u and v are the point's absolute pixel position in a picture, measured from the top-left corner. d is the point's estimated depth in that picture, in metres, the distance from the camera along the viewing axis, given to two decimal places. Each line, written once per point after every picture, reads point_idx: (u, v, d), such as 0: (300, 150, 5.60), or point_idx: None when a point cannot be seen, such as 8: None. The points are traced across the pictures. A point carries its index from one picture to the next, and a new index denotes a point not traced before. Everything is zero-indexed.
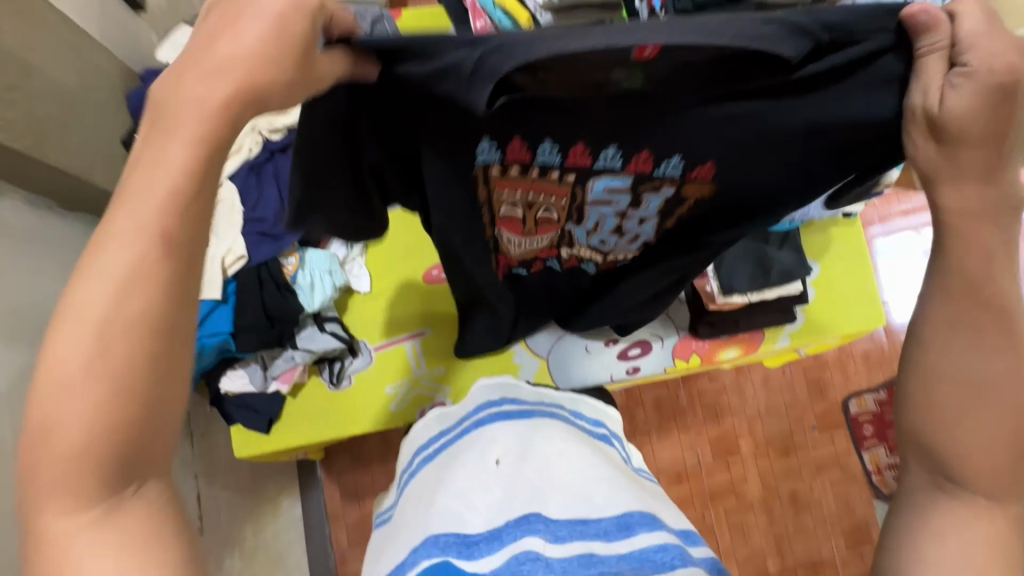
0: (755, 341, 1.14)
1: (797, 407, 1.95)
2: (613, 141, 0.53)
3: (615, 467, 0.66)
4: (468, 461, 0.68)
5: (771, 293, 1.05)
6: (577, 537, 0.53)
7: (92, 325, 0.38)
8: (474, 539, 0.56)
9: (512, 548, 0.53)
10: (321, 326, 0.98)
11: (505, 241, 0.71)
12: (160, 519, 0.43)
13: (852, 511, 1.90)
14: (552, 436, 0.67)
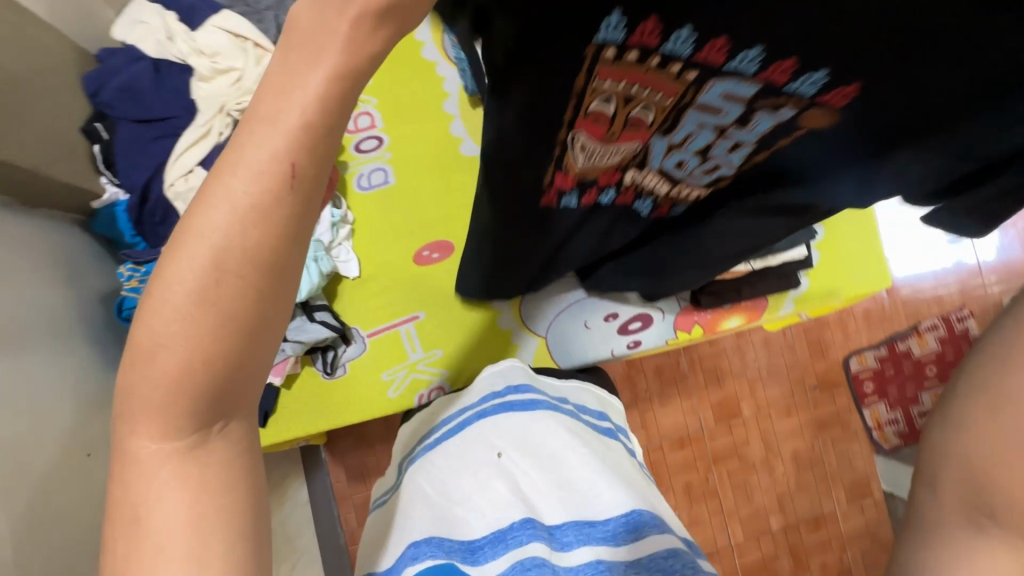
0: (758, 309, 1.11)
1: (797, 368, 1.95)
2: (764, 42, 0.35)
3: (619, 465, 0.67)
4: (470, 453, 0.66)
5: (776, 259, 1.02)
6: (583, 542, 0.56)
7: (213, 255, 0.36)
8: (478, 544, 0.57)
9: (517, 552, 0.54)
10: (310, 315, 0.96)
11: (576, 143, 0.53)
12: (236, 468, 0.43)
13: (853, 465, 1.94)
14: (559, 431, 0.66)
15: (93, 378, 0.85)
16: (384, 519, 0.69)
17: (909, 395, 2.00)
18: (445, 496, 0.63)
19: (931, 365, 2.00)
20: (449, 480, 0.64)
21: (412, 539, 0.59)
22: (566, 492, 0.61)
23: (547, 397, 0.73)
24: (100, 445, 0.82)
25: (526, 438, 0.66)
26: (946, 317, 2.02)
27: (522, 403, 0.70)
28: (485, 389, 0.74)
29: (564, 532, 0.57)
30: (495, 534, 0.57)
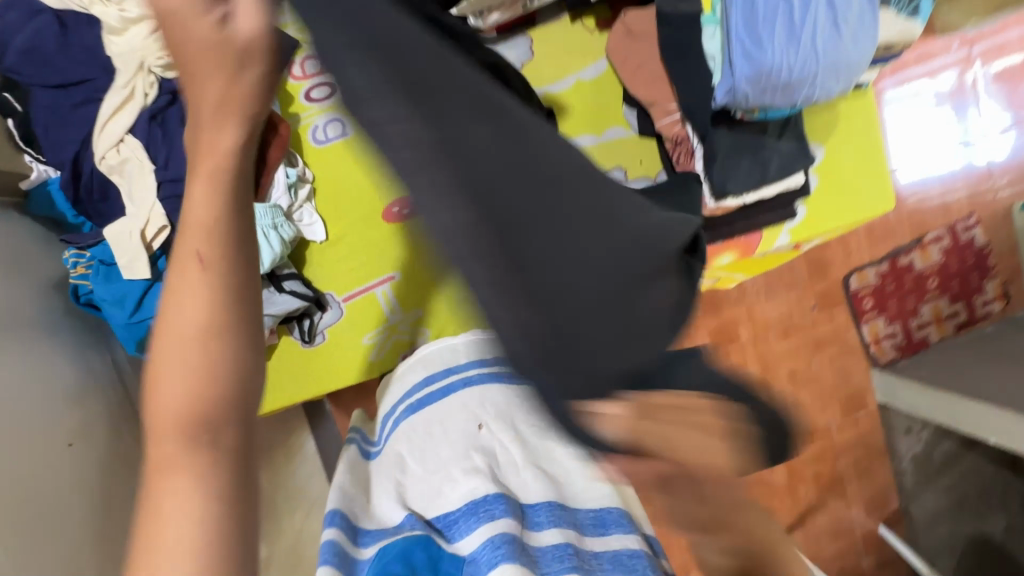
0: (751, 245, 1.05)
1: (797, 289, 1.93)
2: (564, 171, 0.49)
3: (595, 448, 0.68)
4: (451, 420, 0.65)
5: (771, 190, 0.93)
6: (553, 523, 0.58)
7: (175, 325, 0.37)
8: (453, 518, 0.58)
9: (489, 528, 0.54)
10: (279, 286, 0.91)
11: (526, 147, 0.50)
12: (227, 488, 0.35)
13: (850, 381, 1.98)
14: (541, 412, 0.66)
15: (62, 368, 0.83)
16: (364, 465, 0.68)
17: (908, 309, 2.00)
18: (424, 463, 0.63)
19: (932, 277, 1.99)
20: (428, 448, 0.64)
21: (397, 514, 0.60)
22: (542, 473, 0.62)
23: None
24: (82, 434, 0.81)
25: (509, 413, 0.65)
26: (953, 227, 1.97)
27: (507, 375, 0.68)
28: (473, 353, 0.71)
29: (538, 512, 0.58)
30: (471, 506, 0.57)
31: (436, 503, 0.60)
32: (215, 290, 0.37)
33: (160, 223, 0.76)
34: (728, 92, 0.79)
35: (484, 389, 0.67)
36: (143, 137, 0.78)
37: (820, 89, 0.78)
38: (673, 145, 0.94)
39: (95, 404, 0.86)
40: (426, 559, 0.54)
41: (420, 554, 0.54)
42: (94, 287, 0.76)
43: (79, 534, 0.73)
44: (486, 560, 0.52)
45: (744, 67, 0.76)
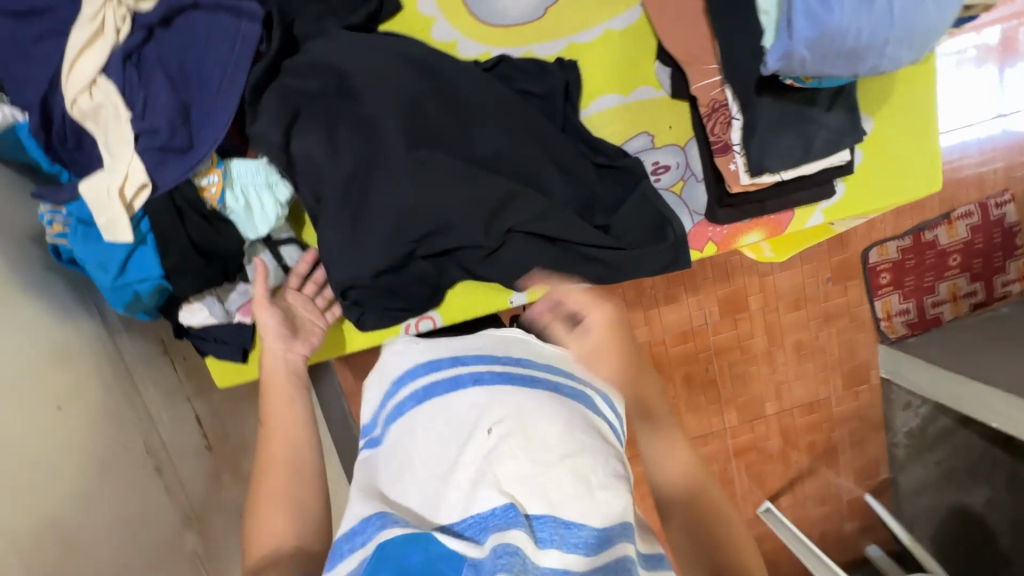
0: (781, 223, 0.98)
1: (813, 261, 1.86)
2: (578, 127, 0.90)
3: (625, 457, 0.59)
4: (459, 418, 0.59)
5: (811, 167, 0.86)
6: (558, 542, 0.50)
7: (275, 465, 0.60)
8: (459, 528, 0.53)
9: (495, 538, 0.49)
10: (275, 252, 0.84)
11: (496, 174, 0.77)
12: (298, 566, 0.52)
13: (855, 354, 1.95)
14: (558, 414, 0.57)
15: (48, 327, 0.79)
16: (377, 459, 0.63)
17: (925, 285, 1.93)
18: (434, 463, 0.58)
19: (955, 254, 1.90)
20: (434, 447, 0.59)
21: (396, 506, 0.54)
22: (550, 480, 0.52)
23: (549, 373, 0.64)
24: (71, 396, 0.80)
25: (518, 411, 0.57)
26: (983, 203, 1.87)
27: (520, 375, 0.62)
28: (484, 349, 0.67)
29: (542, 524, 0.51)
30: (475, 519, 0.52)
31: (445, 511, 0.54)
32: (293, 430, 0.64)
33: (139, 180, 0.69)
34: (782, 57, 0.67)
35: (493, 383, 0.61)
36: (118, 79, 0.70)
37: (887, 59, 0.66)
38: (708, 111, 0.86)
39: (83, 364, 0.84)
40: (421, 562, 0.49)
41: (416, 557, 0.49)
42: (72, 247, 0.71)
43: (66, 498, 0.74)
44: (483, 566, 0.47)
45: (805, 28, 0.64)
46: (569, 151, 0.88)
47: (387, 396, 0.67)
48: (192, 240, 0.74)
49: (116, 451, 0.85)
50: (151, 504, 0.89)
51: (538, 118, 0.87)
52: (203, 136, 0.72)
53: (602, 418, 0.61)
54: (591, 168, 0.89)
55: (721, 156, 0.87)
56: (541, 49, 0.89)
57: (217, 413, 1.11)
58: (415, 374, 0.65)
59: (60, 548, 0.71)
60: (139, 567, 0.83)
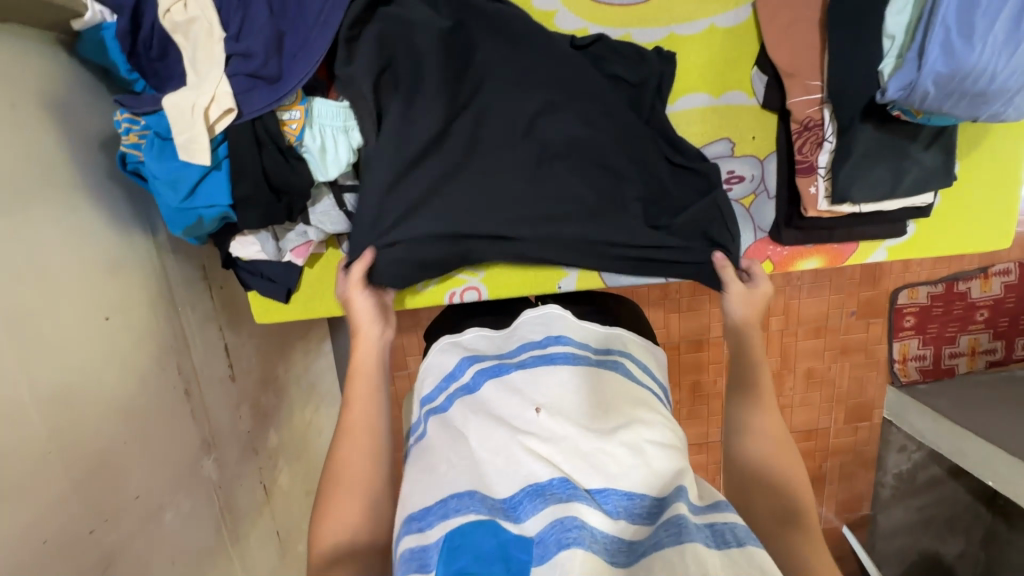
0: (842, 254, 0.96)
1: (842, 292, 1.84)
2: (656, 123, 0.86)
3: (673, 427, 0.68)
4: (508, 404, 0.66)
5: (892, 205, 0.84)
6: (623, 514, 0.58)
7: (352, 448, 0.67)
8: (518, 499, 0.59)
9: (557, 509, 0.56)
10: (339, 198, 0.82)
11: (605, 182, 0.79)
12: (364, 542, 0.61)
13: (862, 391, 1.95)
14: (599, 396, 0.68)
15: (102, 236, 0.78)
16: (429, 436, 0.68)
17: (946, 335, 1.91)
18: (484, 444, 0.63)
19: (983, 309, 1.88)
20: (482, 428, 0.64)
21: (455, 489, 0.60)
22: (606, 456, 0.61)
23: (587, 352, 0.74)
24: (119, 307, 0.80)
25: (566, 396, 0.67)
26: (1023, 263, 1.84)
27: (563, 356, 0.71)
28: (527, 338, 0.76)
29: (606, 497, 0.59)
30: (534, 488, 0.59)
31: (501, 484, 0.61)
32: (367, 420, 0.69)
33: (226, 104, 0.68)
34: (903, 87, 0.64)
35: (537, 371, 0.70)
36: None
37: (1012, 109, 0.64)
38: (800, 129, 0.84)
39: (132, 278, 0.83)
40: (494, 547, 0.56)
41: (486, 541, 0.56)
42: (146, 160, 0.69)
43: (106, 406, 0.75)
44: (551, 542, 0.54)
45: (938, 61, 0.61)
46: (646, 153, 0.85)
47: (438, 395, 0.74)
48: (266, 173, 0.72)
49: (154, 370, 0.85)
50: (177, 425, 0.90)
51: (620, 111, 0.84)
52: (292, 70, 0.69)
53: (644, 400, 0.69)
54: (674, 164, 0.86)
55: (804, 178, 0.85)
56: (641, 34, 0.86)
57: (242, 347, 1.12)
58: (463, 370, 0.73)
59: (96, 455, 0.72)
60: (161, 483, 0.84)
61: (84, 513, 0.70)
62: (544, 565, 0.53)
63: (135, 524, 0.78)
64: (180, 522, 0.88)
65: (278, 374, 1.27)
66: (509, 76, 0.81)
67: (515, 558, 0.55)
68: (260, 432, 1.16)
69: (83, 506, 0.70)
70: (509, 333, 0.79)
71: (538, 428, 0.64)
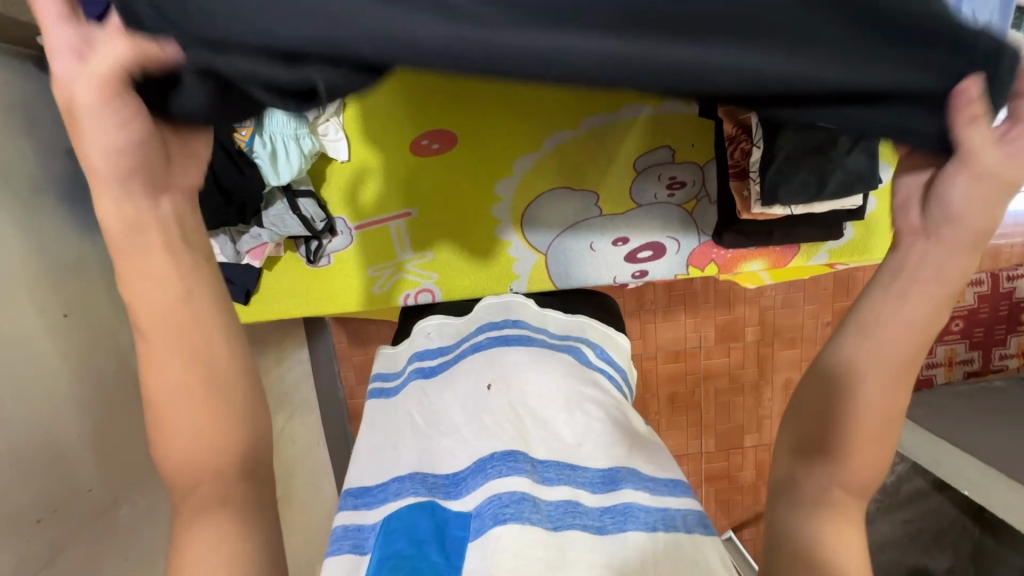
0: (785, 257, 1.01)
1: (816, 302, 1.85)
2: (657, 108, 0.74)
3: (622, 405, 0.70)
4: (464, 383, 0.72)
5: (822, 206, 0.88)
6: (564, 482, 0.59)
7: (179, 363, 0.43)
8: (461, 476, 0.62)
9: (495, 484, 0.58)
10: (293, 203, 0.87)
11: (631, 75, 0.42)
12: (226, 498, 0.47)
13: None
14: (549, 372, 0.70)
15: (64, 239, 0.82)
16: (381, 412, 0.75)
17: (923, 345, 1.91)
18: (434, 424, 0.69)
19: (958, 319, 1.88)
20: (435, 412, 0.70)
21: (398, 474, 0.64)
22: (546, 433, 0.65)
23: (543, 337, 0.79)
24: (77, 305, 0.83)
25: (517, 372, 0.71)
26: (995, 273, 1.85)
27: (516, 337, 0.77)
28: (485, 320, 0.83)
29: (547, 468, 0.61)
30: (478, 465, 0.61)
31: (446, 463, 0.64)
32: (197, 345, 0.44)
33: None
34: None
35: (491, 351, 0.75)
36: None
37: None
38: (736, 133, 0.87)
39: (94, 281, 0.87)
40: (432, 525, 0.58)
41: (425, 523, 0.58)
42: None
43: (58, 402, 0.78)
44: (487, 517, 0.56)
45: None
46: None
47: (395, 376, 0.81)
48: (216, 177, 0.77)
49: (112, 368, 0.88)
50: (136, 422, 0.92)
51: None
52: None
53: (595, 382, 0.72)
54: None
55: (739, 181, 0.89)
56: None
57: None
58: (425, 357, 0.81)
59: (46, 446, 0.75)
60: (116, 477, 0.87)
61: (31, 502, 0.72)
62: (480, 537, 0.55)
63: (85, 515, 0.80)
64: (135, 519, 0.90)
65: None
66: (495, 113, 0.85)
67: (455, 533, 0.57)
68: None
69: (30, 494, 0.72)
70: (469, 319, 0.85)
71: (488, 404, 0.67)
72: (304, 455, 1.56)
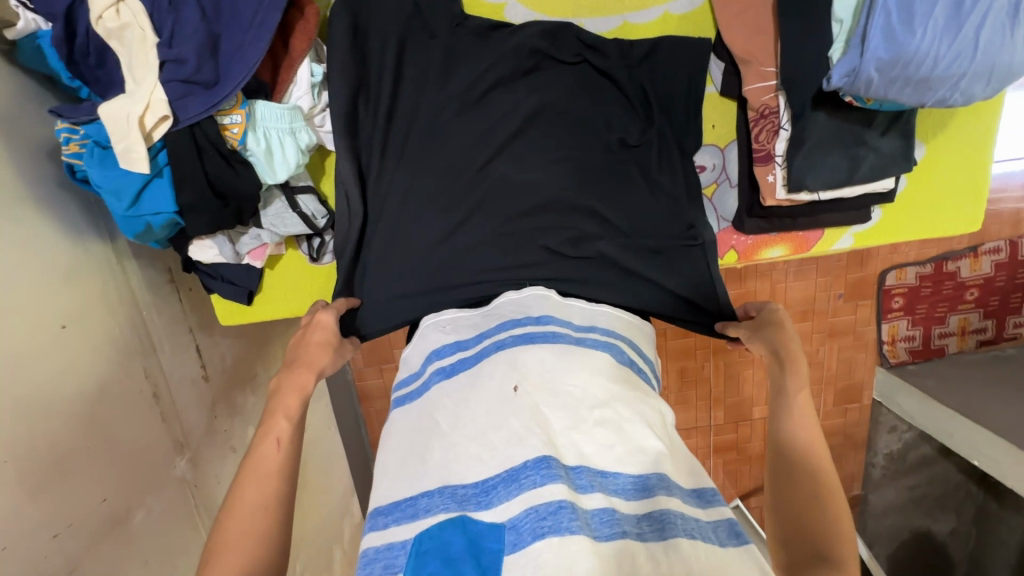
0: (808, 241, 0.95)
1: (829, 274, 1.78)
2: (676, 184, 0.85)
3: (660, 404, 0.61)
4: (483, 383, 0.59)
5: (851, 191, 0.84)
6: (598, 488, 0.51)
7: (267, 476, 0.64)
8: (491, 484, 0.52)
9: (532, 496, 0.49)
10: (292, 200, 0.83)
11: (558, 243, 0.81)
12: (259, 565, 0.60)
13: (852, 373, 1.89)
14: (580, 367, 0.59)
15: (56, 247, 0.79)
16: (406, 418, 0.63)
17: (936, 316, 1.84)
18: (460, 427, 0.56)
19: (973, 289, 1.81)
20: (460, 412, 0.58)
21: (424, 487, 0.54)
22: (580, 436, 0.54)
23: (568, 330, 0.65)
24: (75, 315, 0.80)
25: (546, 373, 0.58)
26: (1014, 241, 1.77)
27: (542, 334, 0.63)
28: (507, 317, 0.69)
29: (579, 473, 0.52)
30: (509, 473, 0.51)
31: (471, 468, 0.53)
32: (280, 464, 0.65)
33: (160, 111, 0.67)
34: (849, 74, 0.67)
35: (513, 350, 0.61)
36: (148, 2, 0.68)
37: (959, 92, 0.67)
38: (757, 116, 0.84)
39: (89, 288, 0.83)
40: (463, 545, 0.49)
41: (456, 540, 0.49)
42: (88, 169, 0.69)
43: (63, 418, 0.76)
44: (525, 532, 0.47)
45: (880, 47, 0.64)
46: (622, 270, 0.81)
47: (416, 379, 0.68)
48: (208, 178, 0.73)
49: (116, 375, 0.86)
50: (145, 428, 0.91)
51: (598, 141, 0.84)
52: (228, 73, 0.69)
53: (625, 371, 0.62)
54: (651, 207, 0.84)
55: (763, 167, 0.85)
56: (594, 24, 0.89)
57: (214, 346, 1.12)
58: (443, 355, 0.67)
59: (51, 464, 0.74)
60: (128, 486, 0.86)
61: (44, 520, 0.72)
62: (517, 554, 0.47)
63: (98, 528, 0.80)
64: (151, 523, 0.90)
65: (256, 373, 1.26)
66: (528, 142, 0.84)
67: (488, 549, 0.48)
68: (237, 430, 1.15)
69: (43, 512, 0.72)
70: (486, 314, 0.71)
71: (516, 407, 0.55)
72: (316, 439, 1.55)
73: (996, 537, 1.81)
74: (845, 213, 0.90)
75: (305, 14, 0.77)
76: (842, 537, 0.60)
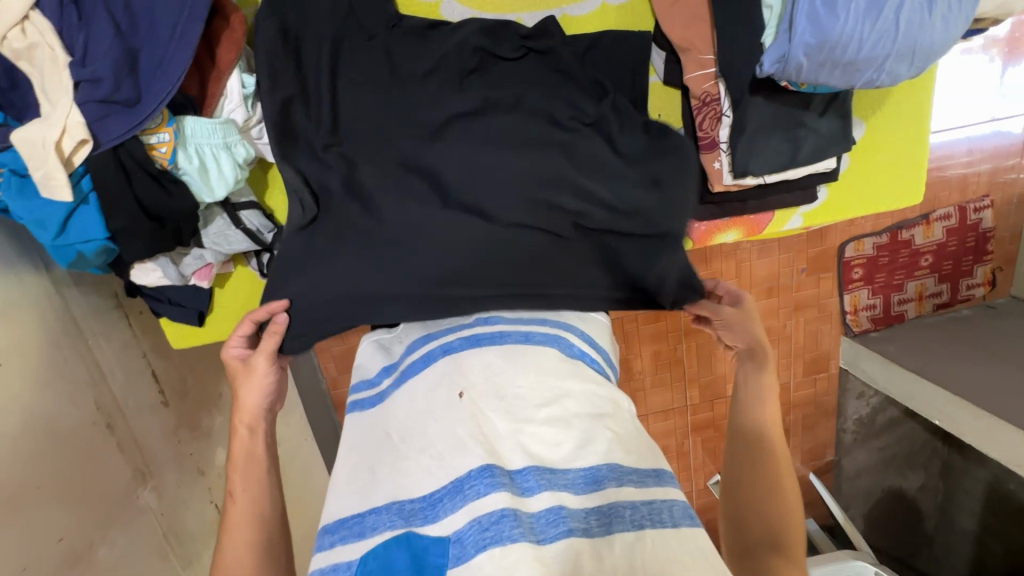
0: (760, 224, 0.97)
1: (790, 250, 1.81)
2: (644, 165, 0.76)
3: (613, 393, 0.61)
4: (431, 394, 0.59)
5: (795, 173, 0.86)
6: (545, 487, 0.51)
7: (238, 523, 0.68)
8: (437, 496, 0.51)
9: (475, 507, 0.49)
10: (235, 217, 0.81)
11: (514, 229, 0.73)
12: None
13: (819, 344, 1.93)
14: (527, 367, 0.59)
15: None
16: (359, 432, 0.62)
17: (894, 283, 1.90)
18: (408, 440, 0.57)
19: (927, 255, 1.87)
20: (409, 425, 0.58)
21: (373, 504, 0.53)
22: (526, 437, 0.55)
23: (518, 330, 0.66)
24: (10, 351, 0.76)
25: (493, 375, 0.59)
26: (963, 206, 1.83)
27: (489, 337, 0.64)
28: (456, 322, 0.70)
29: (526, 475, 0.52)
30: (453, 485, 0.51)
31: (418, 481, 0.53)
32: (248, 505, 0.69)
33: (78, 135, 0.64)
34: (779, 59, 0.69)
35: (462, 356, 0.62)
36: (55, 18, 0.64)
37: (885, 73, 0.68)
38: (699, 103, 0.84)
39: (25, 322, 0.79)
40: (407, 562, 0.49)
41: (401, 558, 0.49)
42: (7, 200, 0.66)
43: (11, 461, 0.73)
44: (469, 543, 0.47)
45: (806, 32, 0.66)
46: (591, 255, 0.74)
47: (370, 386, 0.68)
48: (140, 202, 0.70)
49: (65, 410, 0.83)
50: (102, 461, 0.88)
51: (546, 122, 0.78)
52: (150, 91, 0.66)
53: (576, 363, 0.62)
54: None
55: (709, 154, 0.86)
56: (532, 19, 0.91)
57: (170, 368, 1.08)
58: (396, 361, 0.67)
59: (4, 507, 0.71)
60: (86, 521, 0.83)
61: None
62: (461, 568, 0.46)
63: (57, 566, 0.77)
64: (116, 557, 0.87)
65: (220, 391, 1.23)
66: None
67: (432, 562, 0.48)
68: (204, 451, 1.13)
69: None
70: (436, 320, 0.72)
71: (461, 415, 0.56)
72: (292, 452, 1.52)
73: (961, 489, 1.89)
74: (793, 195, 0.92)
75: (231, 23, 0.75)
76: (781, 503, 0.68)
